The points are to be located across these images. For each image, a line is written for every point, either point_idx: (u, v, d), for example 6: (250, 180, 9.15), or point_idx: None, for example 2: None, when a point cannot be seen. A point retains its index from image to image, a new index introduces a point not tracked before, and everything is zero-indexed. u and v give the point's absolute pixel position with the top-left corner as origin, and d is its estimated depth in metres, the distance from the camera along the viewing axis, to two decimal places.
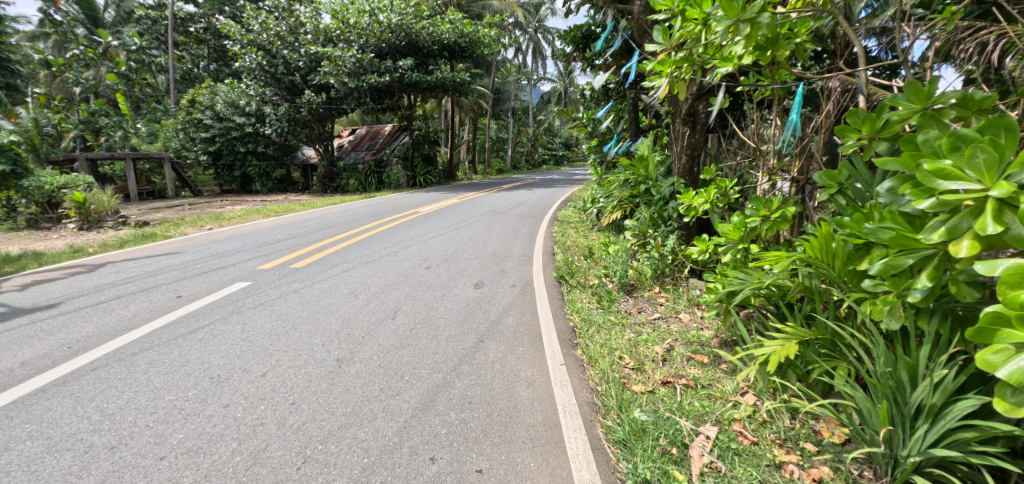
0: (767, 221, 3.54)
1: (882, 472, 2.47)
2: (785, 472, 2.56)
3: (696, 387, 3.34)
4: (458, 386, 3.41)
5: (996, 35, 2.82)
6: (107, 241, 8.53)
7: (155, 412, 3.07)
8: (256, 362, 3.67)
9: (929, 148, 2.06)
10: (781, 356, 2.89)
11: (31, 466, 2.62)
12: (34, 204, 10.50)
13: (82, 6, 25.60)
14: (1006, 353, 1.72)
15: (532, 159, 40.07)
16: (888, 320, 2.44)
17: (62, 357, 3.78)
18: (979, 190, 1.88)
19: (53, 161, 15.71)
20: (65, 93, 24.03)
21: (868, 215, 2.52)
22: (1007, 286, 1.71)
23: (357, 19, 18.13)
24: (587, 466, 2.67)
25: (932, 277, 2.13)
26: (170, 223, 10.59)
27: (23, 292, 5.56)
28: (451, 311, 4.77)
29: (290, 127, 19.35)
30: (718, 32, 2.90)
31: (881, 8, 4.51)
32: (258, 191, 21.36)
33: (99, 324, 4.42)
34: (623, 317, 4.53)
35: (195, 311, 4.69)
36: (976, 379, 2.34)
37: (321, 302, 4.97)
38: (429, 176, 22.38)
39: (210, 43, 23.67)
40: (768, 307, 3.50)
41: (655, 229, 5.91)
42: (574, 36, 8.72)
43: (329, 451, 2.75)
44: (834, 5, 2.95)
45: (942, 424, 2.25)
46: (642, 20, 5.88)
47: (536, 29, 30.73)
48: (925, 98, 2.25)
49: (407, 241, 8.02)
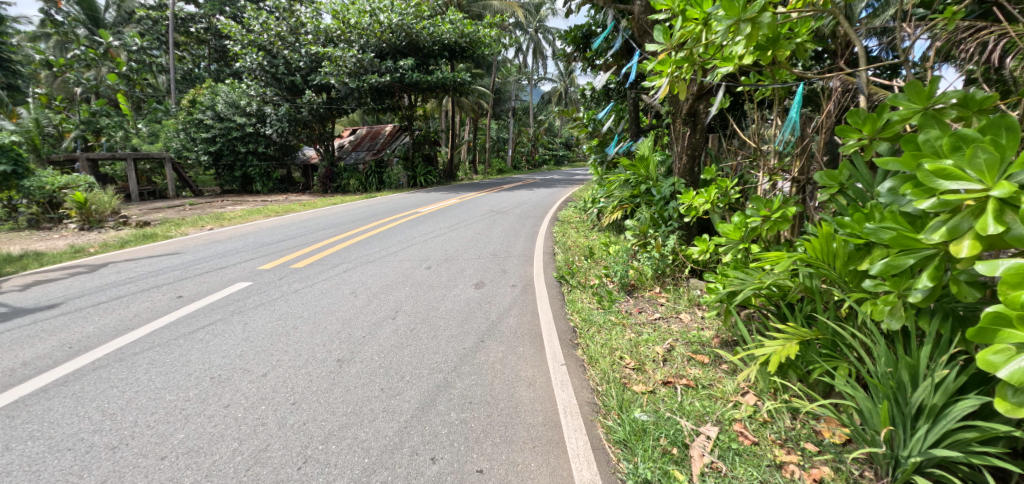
0: (768, 222, 3.54)
1: (883, 473, 2.47)
2: (785, 472, 2.56)
3: (696, 388, 3.34)
4: (458, 386, 3.41)
5: (998, 35, 2.81)
6: (108, 241, 8.55)
7: (155, 412, 3.07)
8: (257, 363, 3.68)
9: (930, 148, 2.06)
10: (781, 356, 2.89)
11: (32, 466, 2.62)
12: (35, 204, 10.50)
13: (82, 6, 25.59)
14: (1007, 353, 1.72)
15: (532, 159, 40.07)
16: (888, 320, 2.44)
17: (62, 357, 3.78)
18: (980, 190, 1.87)
19: (53, 161, 15.66)
20: (65, 94, 24.03)
21: (869, 215, 2.52)
22: (1008, 286, 1.71)
23: (357, 19, 18.15)
24: (588, 466, 2.67)
25: (932, 277, 2.13)
26: (171, 223, 10.60)
27: (24, 291, 5.57)
28: (452, 311, 4.78)
29: (290, 127, 19.36)
30: (718, 32, 2.90)
31: (882, 9, 4.51)
32: (258, 191, 21.37)
33: (100, 325, 4.42)
34: (623, 317, 4.53)
35: (196, 311, 4.69)
36: (977, 379, 2.34)
37: (321, 302, 4.98)
38: (429, 176, 22.39)
39: (211, 43, 23.67)
40: (769, 307, 3.49)
41: (656, 229, 5.91)
42: (574, 36, 8.72)
43: (329, 452, 2.75)
44: (835, 5, 2.94)
45: (943, 425, 2.25)
46: (643, 20, 5.89)
47: (536, 29, 30.74)
48: (926, 98, 2.24)
49: (407, 241, 8.02)
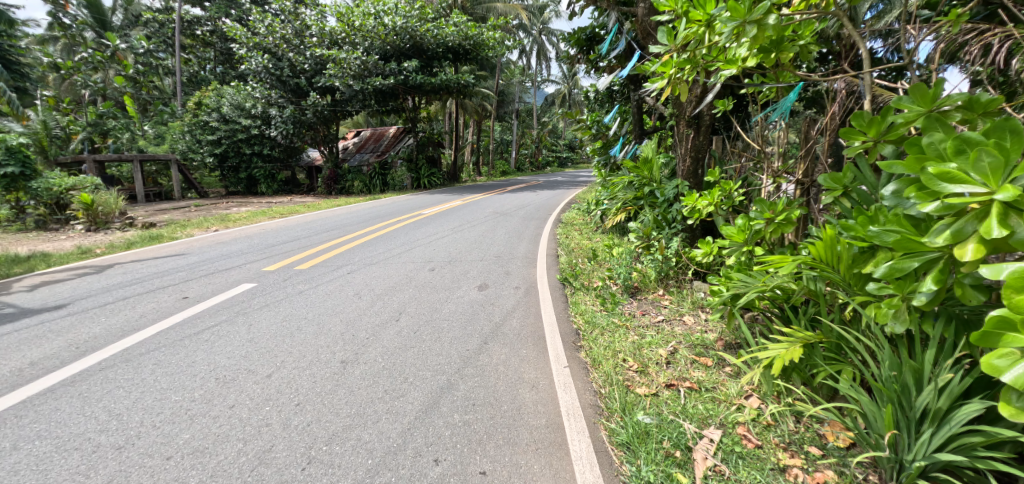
0: (772, 224, 3.54)
1: (888, 477, 2.45)
2: (789, 475, 2.55)
3: (700, 390, 3.33)
4: (462, 387, 3.42)
5: (1000, 37, 2.82)
6: (115, 242, 8.62)
7: (161, 412, 3.10)
8: (262, 363, 3.69)
9: (935, 151, 2.06)
10: (786, 359, 2.87)
11: (40, 465, 2.65)
12: (43, 205, 10.64)
13: (89, 10, 26.05)
14: (1012, 357, 1.71)
15: (536, 160, 40.04)
16: (893, 324, 2.42)
17: (69, 357, 3.81)
18: (984, 192, 1.86)
19: (61, 163, 15.68)
20: (74, 97, 24.35)
21: (874, 217, 2.52)
22: (1012, 290, 1.68)
23: (362, 21, 18.33)
24: (591, 468, 2.67)
25: (937, 280, 2.13)
26: (177, 224, 10.71)
27: (31, 292, 5.62)
28: (455, 313, 4.79)
29: (295, 129, 19.60)
30: (724, 33, 2.90)
31: (887, 10, 4.52)
32: (263, 192, 21.30)
33: (107, 325, 4.45)
34: (626, 320, 4.54)
35: (201, 312, 4.73)
36: (982, 383, 2.35)
37: (326, 303, 5.01)
38: (433, 178, 22.48)
39: (216, 46, 23.80)
40: (774, 309, 3.50)
41: (659, 231, 5.82)
42: (578, 38, 8.73)
43: (334, 452, 2.76)
44: (839, 6, 2.93)
45: (948, 429, 2.24)
46: (646, 22, 5.91)
47: (540, 31, 30.97)
48: (931, 100, 2.26)
49: (411, 243, 8.05)
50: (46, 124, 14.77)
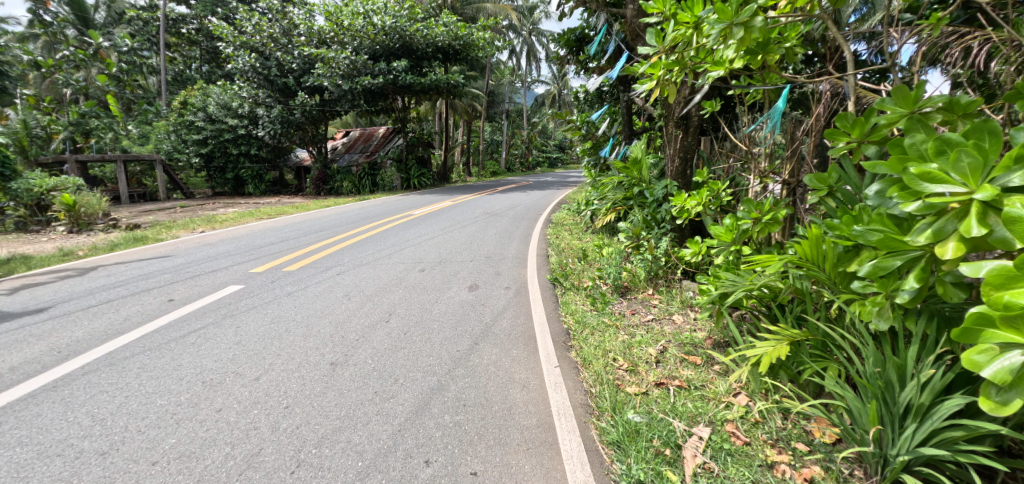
0: (759, 224, 3.60)
1: (872, 472, 2.50)
2: (777, 472, 2.59)
3: (689, 389, 3.37)
4: (452, 388, 3.42)
5: (980, 40, 2.89)
6: (97, 244, 8.47)
7: (146, 417, 3.06)
8: (249, 366, 3.66)
9: (916, 151, 2.10)
10: (773, 357, 2.91)
11: (21, 472, 2.60)
12: (23, 207, 10.42)
13: (72, 7, 25.66)
14: (991, 353, 1.75)
15: (526, 160, 40.14)
16: (877, 321, 2.47)
17: (52, 362, 3.75)
18: (964, 192, 1.91)
19: (41, 163, 15.36)
20: (55, 95, 23.96)
21: (858, 217, 2.57)
22: (991, 287, 1.72)
23: (351, 21, 18.22)
24: (581, 468, 2.68)
25: (919, 279, 2.17)
26: (162, 225, 10.57)
27: (12, 295, 5.52)
28: (445, 314, 4.78)
29: (283, 129, 19.42)
30: (711, 36, 2.93)
31: (870, 13, 4.61)
32: (251, 193, 21.09)
33: (90, 329, 4.38)
34: (616, 319, 4.57)
35: (188, 315, 4.68)
36: (963, 379, 2.39)
37: (315, 305, 4.98)
38: (423, 178, 22.46)
39: (202, 45, 23.58)
40: (761, 308, 3.53)
41: (649, 231, 5.89)
42: (568, 39, 8.76)
43: (323, 455, 2.75)
44: (823, 9, 2.97)
45: (930, 424, 2.28)
46: (635, 23, 5.95)
47: (530, 32, 31.06)
48: (912, 102, 2.31)
49: (401, 244, 8.01)
50: (26, 123, 14.50)
